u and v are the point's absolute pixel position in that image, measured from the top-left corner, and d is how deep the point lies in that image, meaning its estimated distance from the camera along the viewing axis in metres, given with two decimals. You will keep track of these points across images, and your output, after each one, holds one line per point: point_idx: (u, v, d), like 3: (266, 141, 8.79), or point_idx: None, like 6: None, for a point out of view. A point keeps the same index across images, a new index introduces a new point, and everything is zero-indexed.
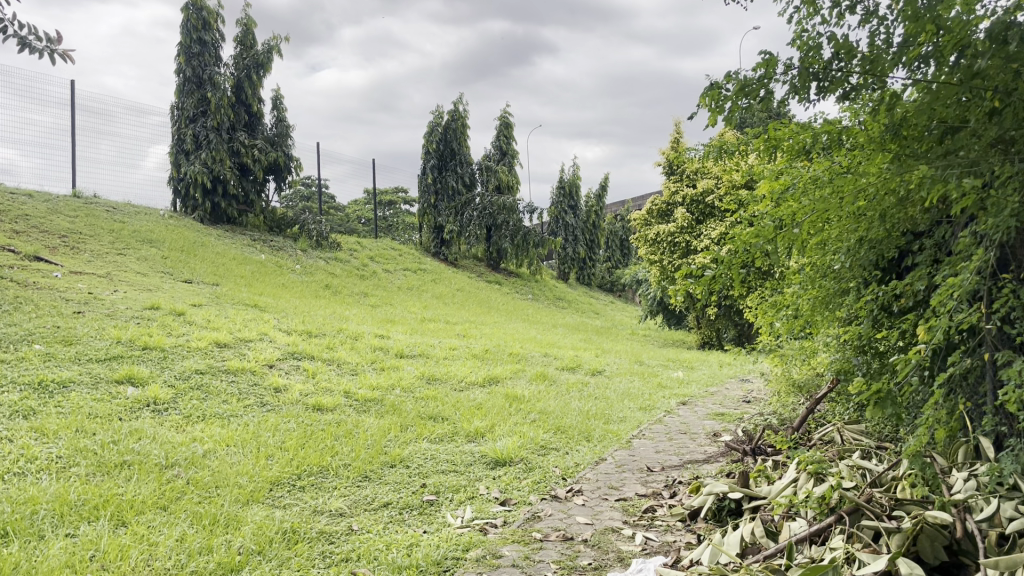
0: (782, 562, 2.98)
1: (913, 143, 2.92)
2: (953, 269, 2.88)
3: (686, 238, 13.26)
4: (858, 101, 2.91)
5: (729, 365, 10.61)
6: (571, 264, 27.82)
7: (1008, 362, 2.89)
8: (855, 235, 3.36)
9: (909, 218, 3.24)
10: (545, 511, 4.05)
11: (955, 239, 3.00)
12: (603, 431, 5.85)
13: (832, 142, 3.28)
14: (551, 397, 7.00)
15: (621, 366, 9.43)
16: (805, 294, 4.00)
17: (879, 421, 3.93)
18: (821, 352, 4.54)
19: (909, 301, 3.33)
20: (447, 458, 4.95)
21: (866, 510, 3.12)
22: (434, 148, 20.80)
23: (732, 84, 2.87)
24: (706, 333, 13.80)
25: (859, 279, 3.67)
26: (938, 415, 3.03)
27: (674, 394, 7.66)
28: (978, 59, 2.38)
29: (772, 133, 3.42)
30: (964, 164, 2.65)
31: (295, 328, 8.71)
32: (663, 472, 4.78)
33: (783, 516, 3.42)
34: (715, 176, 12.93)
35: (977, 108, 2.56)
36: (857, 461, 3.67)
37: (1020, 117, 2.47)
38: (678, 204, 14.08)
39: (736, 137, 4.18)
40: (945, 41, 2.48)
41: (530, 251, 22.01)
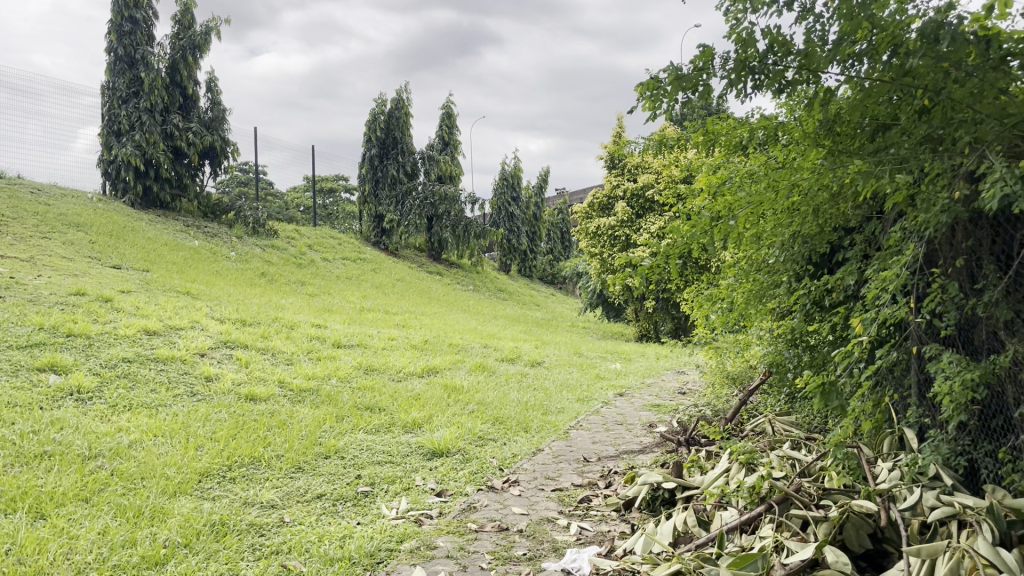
0: (712, 551, 3.02)
1: (845, 139, 2.96)
2: (882, 265, 2.96)
3: (626, 231, 13.42)
4: (793, 96, 2.95)
5: (666, 357, 10.75)
6: (513, 255, 27.87)
7: (933, 355, 2.98)
8: (789, 229, 3.42)
9: (842, 214, 3.31)
10: (482, 501, 4.03)
11: (885, 234, 3.08)
12: (541, 422, 5.86)
13: (768, 137, 3.33)
14: (489, 387, 6.99)
15: (561, 358, 9.48)
16: (740, 287, 4.07)
17: (810, 413, 4.01)
18: (755, 345, 4.61)
19: (839, 294, 3.41)
20: (383, 449, 4.89)
21: (794, 499, 3.18)
22: (376, 137, 20.57)
23: (671, 75, 2.88)
24: (644, 326, 13.98)
25: (792, 272, 3.74)
26: (866, 407, 3.12)
27: (611, 386, 7.72)
28: (909, 58, 2.44)
29: (709, 128, 3.46)
30: (895, 161, 2.72)
31: (228, 317, 8.51)
32: (599, 462, 4.81)
33: (715, 505, 3.46)
34: (656, 171, 13.09)
35: (907, 107, 2.63)
36: (787, 452, 3.74)
37: (949, 115, 2.53)
38: (619, 197, 14.21)
39: (675, 132, 4.22)
40: (879, 39, 2.53)
41: (471, 242, 21.93)
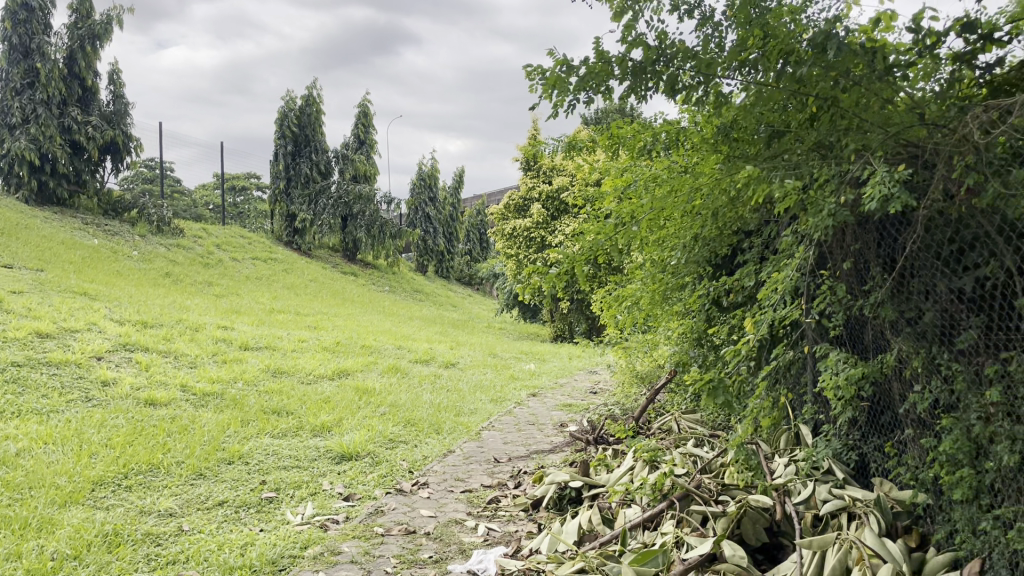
0: (616, 548, 3.07)
1: (743, 144, 3.05)
2: (776, 267, 3.07)
3: (541, 233, 13.55)
4: (693, 101, 3.01)
5: (579, 356, 10.90)
6: (430, 256, 27.74)
7: (824, 353, 3.10)
8: (691, 232, 3.51)
9: (740, 218, 3.41)
10: (389, 505, 3.99)
11: (780, 237, 3.20)
12: (453, 423, 5.84)
13: (671, 142, 3.41)
14: (402, 389, 6.93)
15: (475, 358, 9.48)
16: (646, 289, 4.15)
17: (712, 411, 4.13)
18: (662, 344, 4.71)
19: (738, 296, 3.51)
20: (290, 454, 4.79)
21: (695, 496, 3.26)
22: (289, 134, 20.17)
23: (575, 76, 2.90)
24: (558, 327, 14.13)
25: (695, 274, 3.84)
26: (762, 404, 3.23)
27: (525, 386, 7.77)
28: (800, 67, 2.53)
29: (614, 131, 3.52)
30: (788, 167, 2.82)
31: (128, 318, 8.19)
32: (510, 463, 4.82)
33: (620, 502, 3.52)
34: (570, 173, 13.26)
35: (798, 114, 2.73)
36: (689, 449, 3.83)
37: (837, 124, 2.64)
38: (535, 199, 14.33)
39: (583, 134, 4.27)
40: (772, 48, 2.62)
41: (387, 243, 21.73)
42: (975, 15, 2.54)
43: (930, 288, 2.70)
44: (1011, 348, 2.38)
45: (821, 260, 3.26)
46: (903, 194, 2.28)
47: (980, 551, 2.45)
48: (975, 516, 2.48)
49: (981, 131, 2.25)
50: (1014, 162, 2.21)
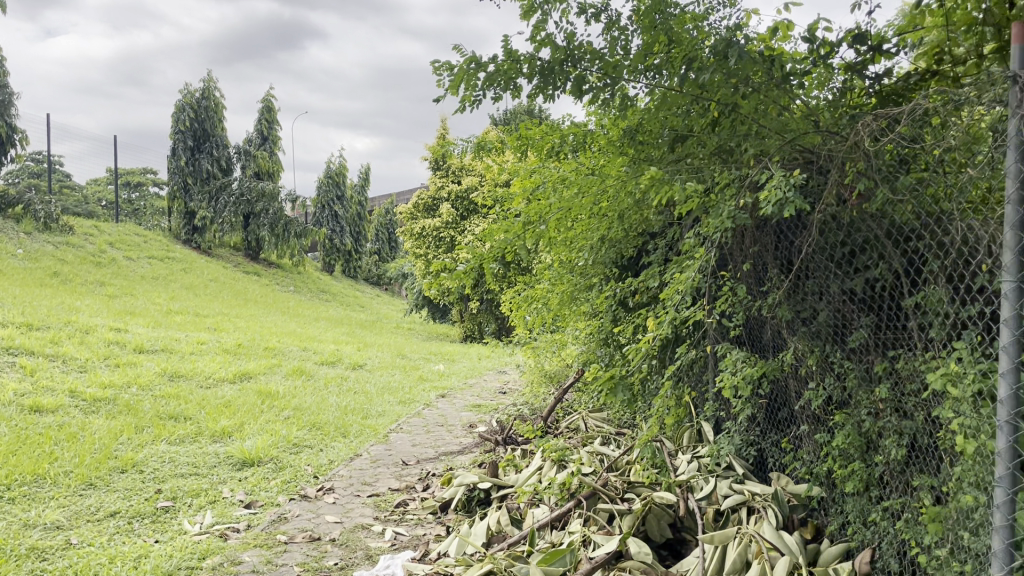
0: (524, 549, 3.07)
1: (649, 148, 3.08)
2: (680, 268, 3.13)
3: (450, 233, 13.51)
4: (601, 103, 3.04)
5: (489, 356, 10.92)
6: (337, 256, 27.28)
7: (724, 353, 3.19)
8: (598, 233, 3.55)
9: (646, 219, 3.47)
10: (293, 511, 3.88)
11: (683, 239, 3.27)
12: (360, 426, 5.75)
13: (578, 143, 3.44)
14: (307, 392, 6.78)
15: (383, 360, 9.36)
16: (554, 289, 4.18)
17: (618, 409, 4.19)
18: (569, 344, 4.76)
19: (643, 296, 3.58)
20: (188, 461, 4.60)
21: (602, 494, 3.29)
22: (189, 129, 19.47)
23: (484, 73, 2.88)
24: (467, 327, 14.12)
25: (602, 275, 3.89)
26: (666, 402, 3.29)
27: (433, 387, 7.72)
28: (703, 72, 2.59)
29: (523, 132, 3.53)
30: (691, 170, 2.88)
31: (11, 320, 7.72)
32: (418, 465, 4.78)
33: (528, 503, 3.52)
34: (479, 173, 13.28)
35: (701, 119, 2.79)
36: (596, 447, 3.87)
37: (737, 129, 2.72)
38: (444, 199, 14.28)
39: (492, 135, 4.27)
40: (675, 53, 2.67)
41: (293, 242, 21.25)
42: (865, 28, 2.65)
43: (824, 289, 2.81)
44: (898, 346, 2.50)
45: (722, 261, 3.35)
46: (799, 198, 2.36)
47: (871, 541, 2.56)
48: (865, 508, 2.59)
49: (870, 138, 2.35)
50: (900, 168, 2.32)
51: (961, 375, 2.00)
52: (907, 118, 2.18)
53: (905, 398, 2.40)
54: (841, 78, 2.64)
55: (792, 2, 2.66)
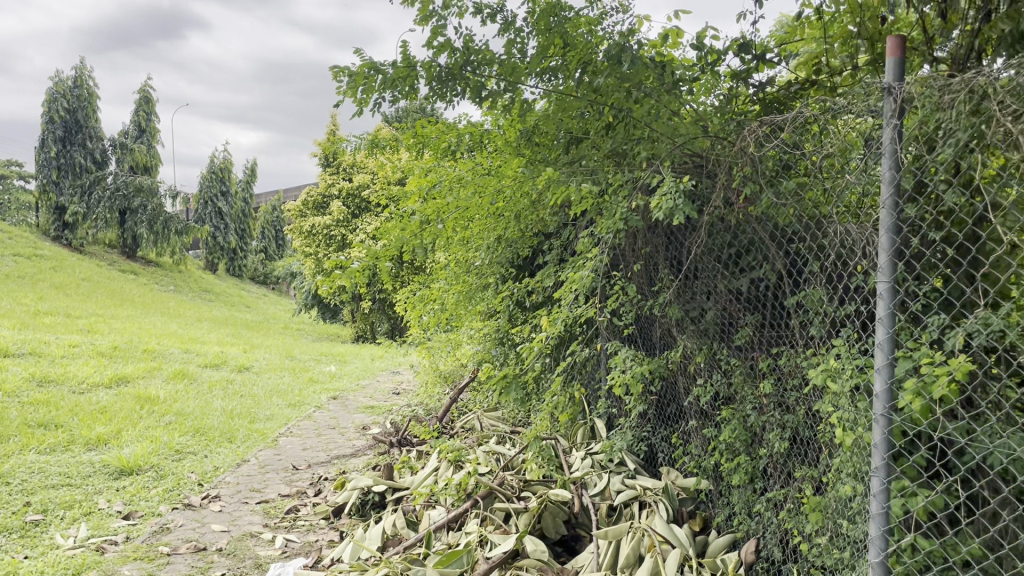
0: (420, 552, 3.04)
1: (543, 149, 3.13)
2: (574, 268, 3.18)
3: (342, 231, 13.27)
4: (497, 106, 3.04)
5: (381, 356, 10.79)
6: (221, 254, 26.33)
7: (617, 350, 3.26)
8: (494, 233, 3.56)
9: (541, 220, 3.50)
10: (176, 521, 3.71)
11: (578, 239, 3.32)
12: (247, 430, 5.56)
13: (475, 143, 3.44)
14: (190, 396, 6.50)
15: (272, 361, 9.10)
16: (450, 289, 4.16)
17: (513, 408, 4.21)
18: (464, 344, 4.75)
19: (539, 296, 3.61)
20: (59, 471, 4.33)
21: (498, 494, 3.30)
22: (58, 119, 18.35)
23: (380, 76, 2.83)
24: (359, 327, 13.91)
25: (497, 275, 3.91)
26: (561, 401, 3.33)
27: (325, 388, 7.56)
28: (597, 76, 2.63)
29: (419, 130, 3.49)
30: (586, 172, 2.93)
31: None
32: (309, 469, 4.66)
33: (424, 504, 3.49)
34: (371, 171, 13.10)
35: (595, 122, 2.84)
36: (492, 447, 3.88)
37: (630, 132, 2.78)
38: (334, 196, 14.01)
39: (386, 132, 4.21)
40: (570, 56, 2.71)
41: (173, 239, 20.36)
42: (749, 37, 2.76)
43: (712, 288, 2.91)
44: (780, 344, 2.61)
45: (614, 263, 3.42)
46: (688, 202, 2.44)
47: (756, 531, 2.66)
48: (750, 500, 2.70)
49: (755, 144, 2.44)
50: (783, 173, 2.42)
51: (840, 371, 2.11)
52: (789, 126, 2.27)
53: (787, 393, 2.51)
54: (727, 85, 2.73)
55: (681, 10, 2.73)
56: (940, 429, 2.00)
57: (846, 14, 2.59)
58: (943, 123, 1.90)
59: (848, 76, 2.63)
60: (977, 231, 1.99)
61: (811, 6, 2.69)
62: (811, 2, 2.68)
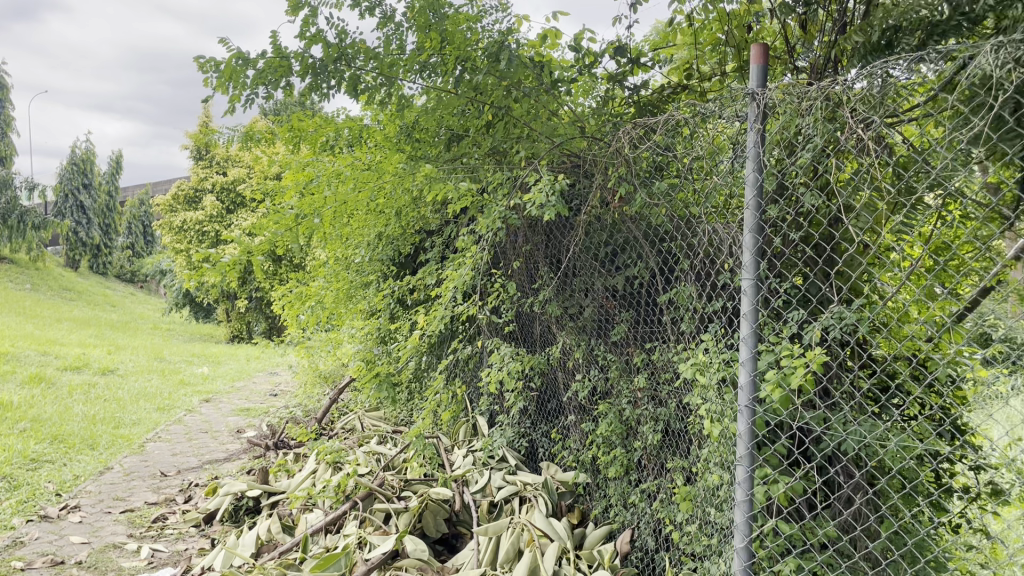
0: (296, 556, 2.96)
1: (424, 146, 3.12)
2: (455, 265, 3.19)
3: (215, 227, 12.79)
4: (375, 100, 3.02)
5: (258, 357, 10.46)
6: (83, 251, 24.84)
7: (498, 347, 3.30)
8: (374, 230, 3.53)
9: (423, 217, 3.49)
10: (30, 535, 3.47)
11: (458, 237, 3.33)
12: (111, 436, 5.27)
13: (354, 138, 3.39)
14: (46, 401, 6.10)
15: (139, 363, 8.66)
16: (329, 287, 4.08)
17: (394, 407, 4.17)
18: (344, 343, 4.66)
19: (420, 294, 3.59)
20: None
21: (378, 494, 3.25)
22: None
23: (253, 70, 2.73)
24: (234, 327, 13.43)
25: (378, 273, 3.88)
26: (442, 399, 3.33)
27: (197, 391, 7.26)
28: (476, 74, 2.65)
29: (295, 122, 3.34)
30: (467, 170, 2.95)
31: None
32: (179, 475, 4.46)
33: (301, 508, 3.40)
34: (246, 166, 12.68)
35: (476, 120, 2.86)
36: (372, 447, 3.82)
37: (509, 131, 2.80)
38: (208, 191, 13.48)
39: (262, 126, 4.09)
40: (449, 53, 2.71)
41: (29, 234, 19.04)
42: (625, 40, 2.84)
43: (589, 286, 2.96)
44: (653, 339, 2.69)
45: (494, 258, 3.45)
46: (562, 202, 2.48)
47: (631, 522, 2.74)
48: (625, 491, 2.77)
49: (630, 145, 2.51)
50: (655, 173, 2.50)
51: (708, 364, 2.20)
52: (660, 128, 2.35)
53: (660, 387, 2.59)
54: (604, 86, 2.81)
55: (559, 12, 2.78)
56: (799, 418, 2.12)
57: (715, 22, 2.70)
58: (801, 129, 2.01)
59: (717, 81, 2.74)
60: (831, 231, 2.12)
61: (682, 13, 2.79)
62: (682, 10, 2.78)
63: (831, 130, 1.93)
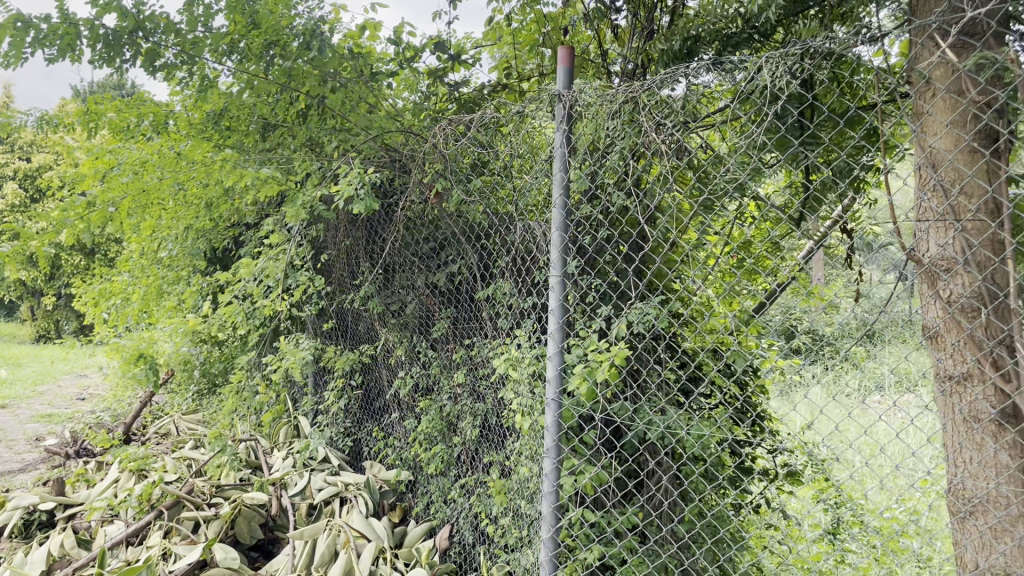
0: (92, 572, 2.75)
1: (235, 134, 3.08)
2: (269, 257, 3.16)
3: (18, 218, 11.74)
4: (182, 83, 2.94)
5: (68, 359, 9.71)
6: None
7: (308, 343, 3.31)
8: (183, 222, 3.41)
9: (237, 210, 3.41)
10: None
11: (274, 230, 3.26)
12: None
13: (159, 124, 3.20)
14: None
15: None
16: (137, 282, 3.86)
17: (212, 409, 3.98)
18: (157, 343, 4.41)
19: (236, 290, 3.44)
20: None
21: (186, 502, 3.07)
22: None
23: (37, 41, 2.52)
24: (41, 327, 12.39)
25: (191, 267, 3.76)
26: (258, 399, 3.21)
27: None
28: (287, 60, 2.64)
29: (90, 106, 3.11)
30: (281, 160, 2.93)
31: None
32: None
33: (101, 520, 3.17)
34: (54, 153, 11.73)
35: (288, 106, 2.86)
36: (184, 452, 3.61)
37: (325, 120, 2.86)
38: (9, 178, 12.35)
39: (60, 107, 3.80)
40: (253, 40, 2.69)
41: None
42: (445, 37, 2.86)
43: (410, 282, 2.93)
44: (469, 336, 2.68)
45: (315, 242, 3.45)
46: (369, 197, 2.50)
47: (451, 517, 2.74)
48: (445, 487, 2.77)
49: (445, 142, 2.56)
50: (473, 170, 2.51)
51: (521, 359, 2.24)
52: (475, 125, 2.38)
53: (478, 382, 2.60)
54: (426, 81, 2.88)
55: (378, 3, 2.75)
56: (607, 410, 2.19)
57: (533, 23, 2.75)
58: (607, 129, 2.08)
59: (536, 81, 2.79)
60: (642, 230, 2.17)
61: (501, 12, 2.83)
62: (501, 9, 2.82)
63: (633, 132, 2.01)
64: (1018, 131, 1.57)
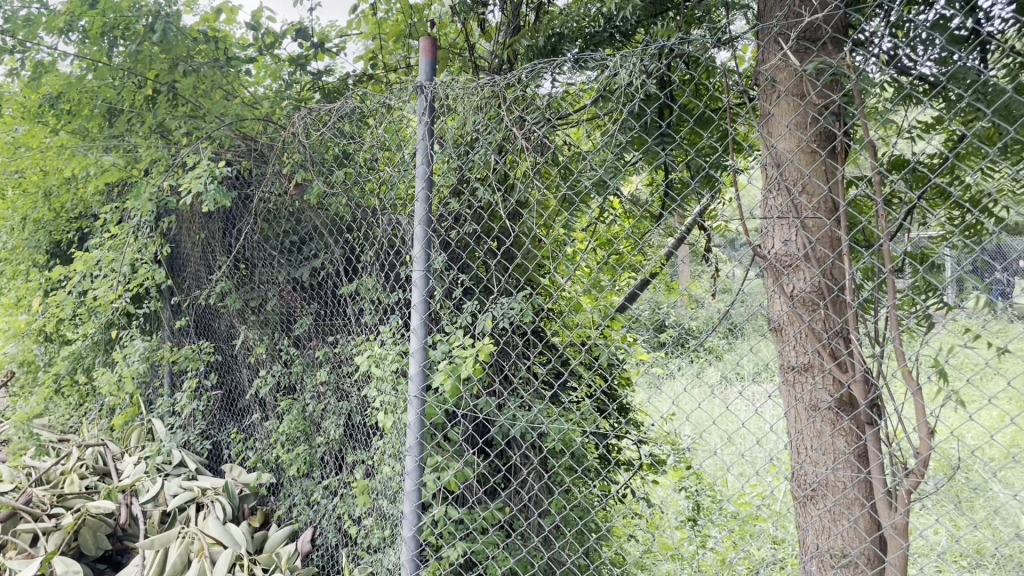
0: None
1: (78, 117, 2.88)
2: (114, 247, 3.03)
3: None
4: (17, 61, 2.74)
5: None
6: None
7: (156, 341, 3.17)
8: (20, 212, 3.22)
9: (82, 199, 3.22)
10: None
11: (123, 221, 3.09)
12: None
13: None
14: None
15: None
16: None
17: (57, 414, 3.72)
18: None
19: (81, 285, 3.22)
20: None
21: (23, 514, 2.81)
22: None
23: None
24: None
25: (31, 261, 3.51)
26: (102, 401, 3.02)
27: None
28: (137, 42, 2.56)
29: None
30: (127, 146, 2.82)
31: None
32: None
33: None
34: None
35: (135, 88, 2.71)
36: (20, 461, 3.29)
37: (175, 105, 2.73)
38: None
39: None
40: (91, 22, 2.56)
41: None
42: (307, 24, 2.77)
43: (271, 277, 2.82)
44: (333, 332, 2.59)
45: (164, 233, 3.26)
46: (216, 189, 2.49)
47: (314, 520, 2.65)
48: (309, 489, 2.68)
49: (305, 131, 2.50)
50: (336, 162, 2.44)
51: (384, 356, 2.19)
52: (337, 115, 2.31)
53: (341, 380, 2.51)
54: (289, 69, 2.78)
55: None
56: (473, 406, 2.17)
57: (399, 14, 2.70)
58: (472, 123, 2.07)
59: (402, 73, 2.74)
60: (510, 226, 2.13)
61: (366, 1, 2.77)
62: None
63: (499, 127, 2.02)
64: (854, 135, 1.67)
